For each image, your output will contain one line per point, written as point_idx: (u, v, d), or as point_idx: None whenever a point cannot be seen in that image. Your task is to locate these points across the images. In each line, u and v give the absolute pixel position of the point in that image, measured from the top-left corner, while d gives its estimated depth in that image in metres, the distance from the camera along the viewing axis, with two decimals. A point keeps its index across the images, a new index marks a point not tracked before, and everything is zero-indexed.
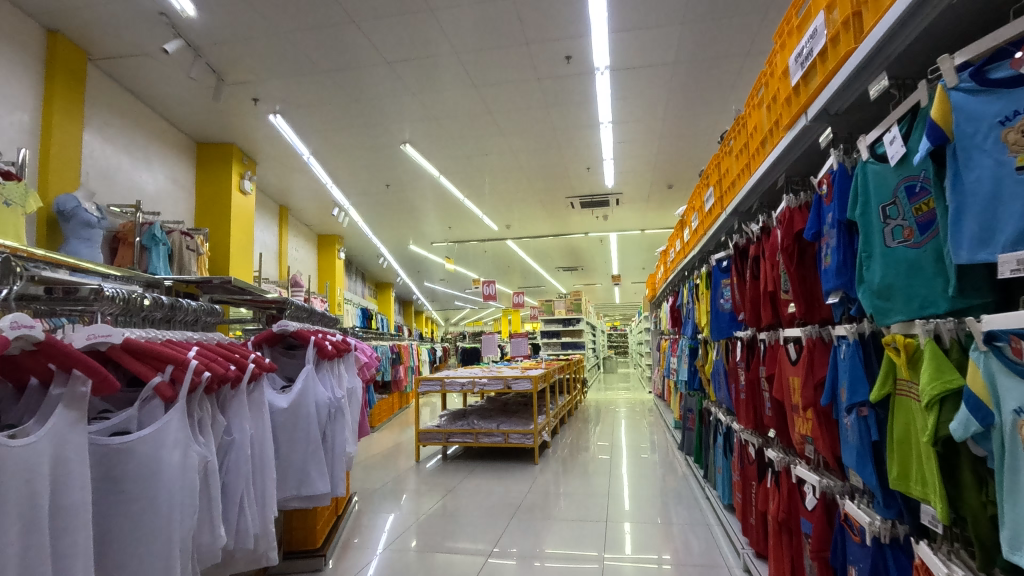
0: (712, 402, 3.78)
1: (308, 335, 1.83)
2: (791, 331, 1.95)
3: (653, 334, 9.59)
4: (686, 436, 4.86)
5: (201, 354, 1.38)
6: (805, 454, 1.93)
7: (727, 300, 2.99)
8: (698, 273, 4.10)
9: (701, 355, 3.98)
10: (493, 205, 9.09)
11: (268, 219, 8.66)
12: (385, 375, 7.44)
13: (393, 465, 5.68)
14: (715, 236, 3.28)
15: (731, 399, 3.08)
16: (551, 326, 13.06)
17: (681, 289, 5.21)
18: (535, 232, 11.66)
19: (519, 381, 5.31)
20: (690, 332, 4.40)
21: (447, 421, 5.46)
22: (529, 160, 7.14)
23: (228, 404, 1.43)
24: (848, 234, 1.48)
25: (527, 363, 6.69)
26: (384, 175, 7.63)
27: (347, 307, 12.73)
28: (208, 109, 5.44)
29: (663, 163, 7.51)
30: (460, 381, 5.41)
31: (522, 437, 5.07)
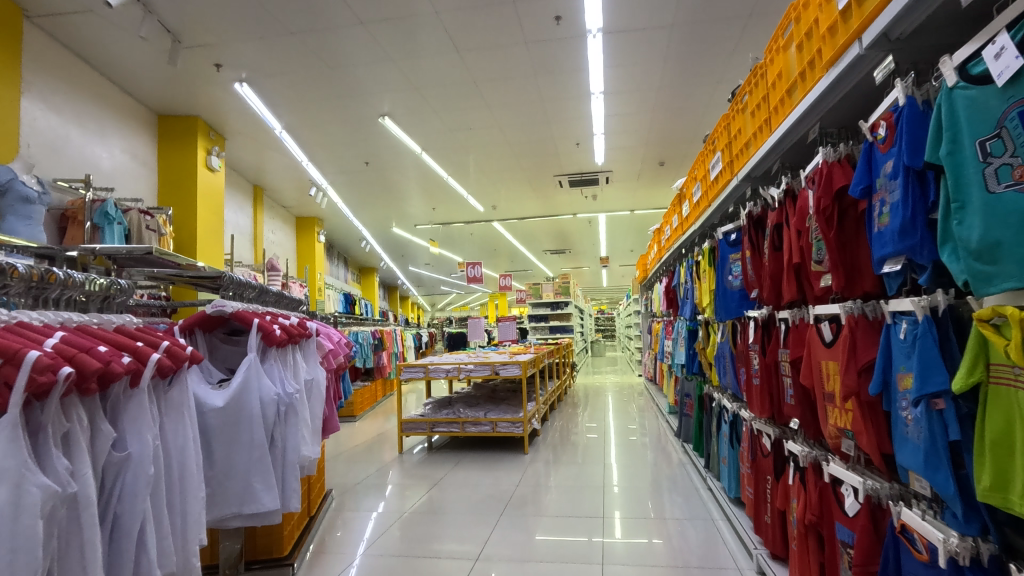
0: (714, 387, 3.53)
1: (251, 317, 1.49)
2: (826, 308, 1.67)
3: (643, 316, 9.37)
4: (683, 422, 4.62)
5: (70, 343, 1.07)
6: (841, 449, 1.67)
7: (736, 276, 2.72)
8: (699, 250, 3.82)
9: (702, 338, 3.73)
10: (478, 184, 8.73)
11: (241, 200, 8.21)
12: (367, 361, 7.12)
13: (375, 456, 5.39)
14: (722, 207, 2.99)
15: (740, 384, 2.83)
16: (539, 310, 12.80)
17: (677, 269, 4.95)
18: (522, 213, 11.32)
19: (508, 367, 5.02)
20: (689, 313, 4.13)
21: (432, 410, 5.17)
22: (515, 134, 6.78)
23: (122, 410, 1.14)
24: (919, 184, 1.18)
25: (515, 348, 6.41)
26: (362, 151, 7.22)
27: (329, 292, 12.31)
28: (167, 77, 5.02)
29: (656, 138, 7.20)
30: (446, 367, 5.11)
31: (512, 426, 4.79)
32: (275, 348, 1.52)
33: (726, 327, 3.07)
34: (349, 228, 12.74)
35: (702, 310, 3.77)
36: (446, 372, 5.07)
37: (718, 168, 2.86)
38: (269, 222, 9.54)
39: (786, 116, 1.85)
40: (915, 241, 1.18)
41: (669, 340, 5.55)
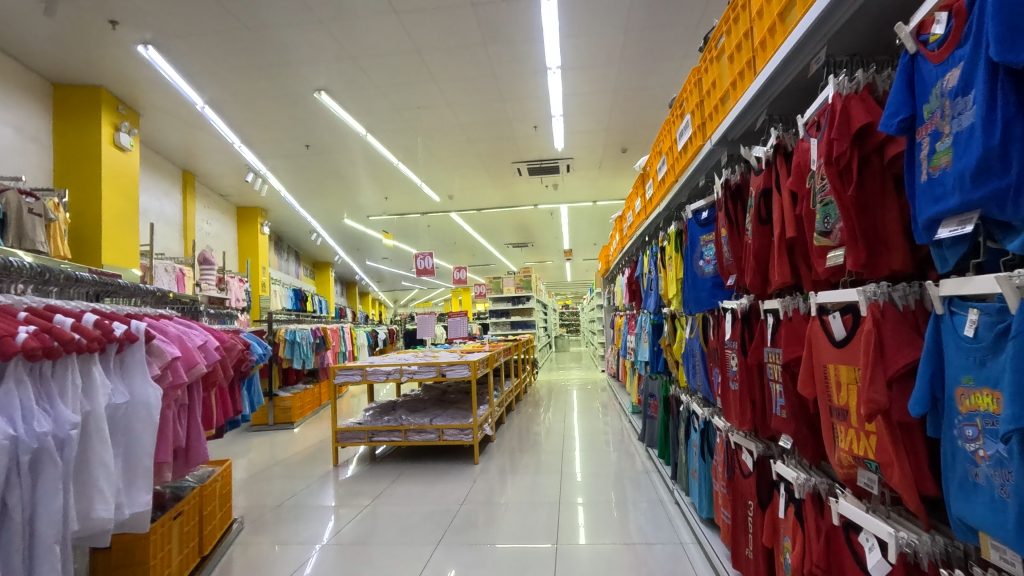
0: (682, 389, 3.14)
1: None
2: (836, 294, 1.25)
3: (606, 310, 9.03)
4: (648, 425, 4.23)
5: None
6: (854, 483, 1.26)
7: (707, 261, 2.32)
8: (663, 236, 3.42)
9: (668, 333, 3.34)
10: (431, 171, 8.18)
11: (166, 185, 7.44)
12: (307, 362, 6.50)
13: (309, 469, 4.83)
14: (691, 180, 2.59)
15: (713, 387, 2.43)
16: (499, 305, 12.33)
17: (640, 258, 4.57)
18: (481, 204, 10.82)
19: (456, 367, 4.53)
20: (653, 306, 3.73)
21: (372, 416, 4.63)
22: (468, 115, 6.29)
23: None
24: (1015, 91, 0.76)
25: (468, 345, 5.92)
26: (300, 132, 6.58)
27: (275, 288, 11.52)
28: (54, 35, 4.33)
29: (617, 122, 6.82)
30: (387, 369, 4.56)
31: (460, 434, 4.30)
32: (24, 370, 1.18)
33: (696, 320, 2.67)
34: (297, 220, 11.98)
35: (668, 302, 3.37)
36: (386, 374, 4.52)
37: (687, 136, 2.44)
38: (204, 212, 8.75)
39: (781, 45, 1.43)
40: (1007, 183, 0.76)
41: (632, 335, 5.17)
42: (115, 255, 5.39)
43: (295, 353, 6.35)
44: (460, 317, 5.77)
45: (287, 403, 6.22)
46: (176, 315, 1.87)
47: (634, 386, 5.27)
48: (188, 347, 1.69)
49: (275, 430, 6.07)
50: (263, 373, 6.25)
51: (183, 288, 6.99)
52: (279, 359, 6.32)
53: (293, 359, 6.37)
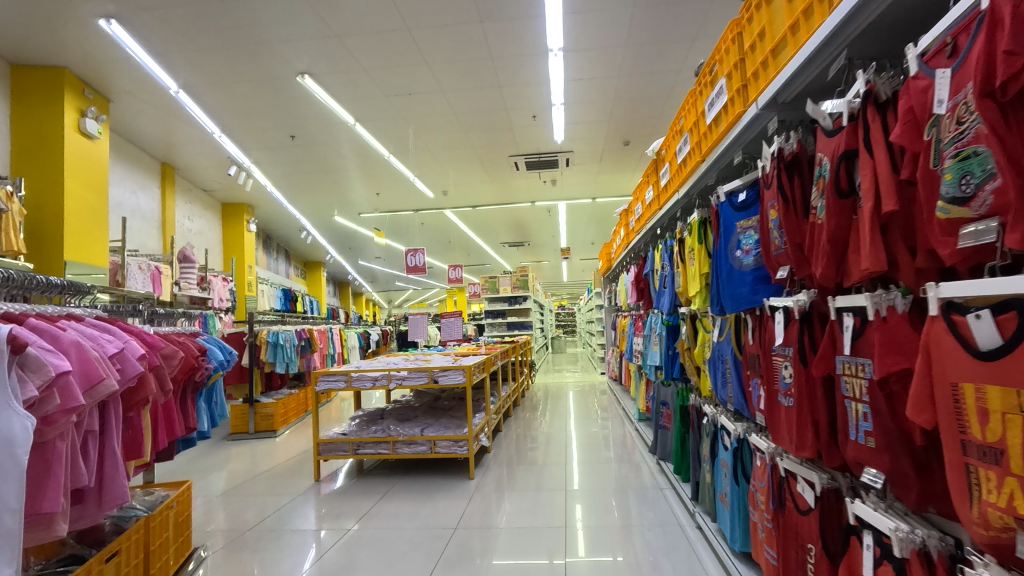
0: (706, 400, 2.77)
1: None
2: (988, 284, 0.89)
3: (607, 311, 8.67)
4: (660, 436, 3.86)
5: None
6: (1005, 551, 0.90)
7: (746, 252, 1.96)
8: (681, 228, 3.06)
9: (689, 336, 2.98)
10: (424, 164, 7.80)
11: (142, 178, 7.01)
12: (291, 365, 6.02)
13: (289, 483, 4.42)
14: (724, 157, 2.22)
15: (751, 400, 2.06)
16: (495, 305, 11.93)
17: (649, 254, 4.22)
18: (476, 200, 10.44)
19: (449, 372, 4.13)
20: (668, 305, 3.38)
21: (358, 426, 4.23)
22: (462, 102, 5.92)
23: None
24: None
25: (464, 348, 5.54)
26: (284, 120, 6.18)
27: (262, 287, 11.09)
28: (6, 6, 3.94)
29: (620, 113, 6.48)
30: (375, 374, 4.17)
31: (454, 446, 3.92)
32: None
33: (728, 321, 2.31)
34: (285, 217, 11.55)
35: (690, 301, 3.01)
36: (374, 380, 4.13)
37: (721, 103, 2.07)
38: (186, 207, 8.33)
39: None
40: None
41: (639, 338, 4.79)
42: (82, 250, 5.00)
43: (278, 356, 5.88)
44: (454, 318, 5.35)
45: (269, 410, 5.80)
46: (84, 318, 1.59)
47: (642, 392, 4.91)
48: (87, 358, 1.39)
49: (256, 439, 5.65)
50: (243, 378, 5.84)
51: (160, 286, 6.57)
52: (261, 362, 5.88)
53: (276, 363, 5.89)
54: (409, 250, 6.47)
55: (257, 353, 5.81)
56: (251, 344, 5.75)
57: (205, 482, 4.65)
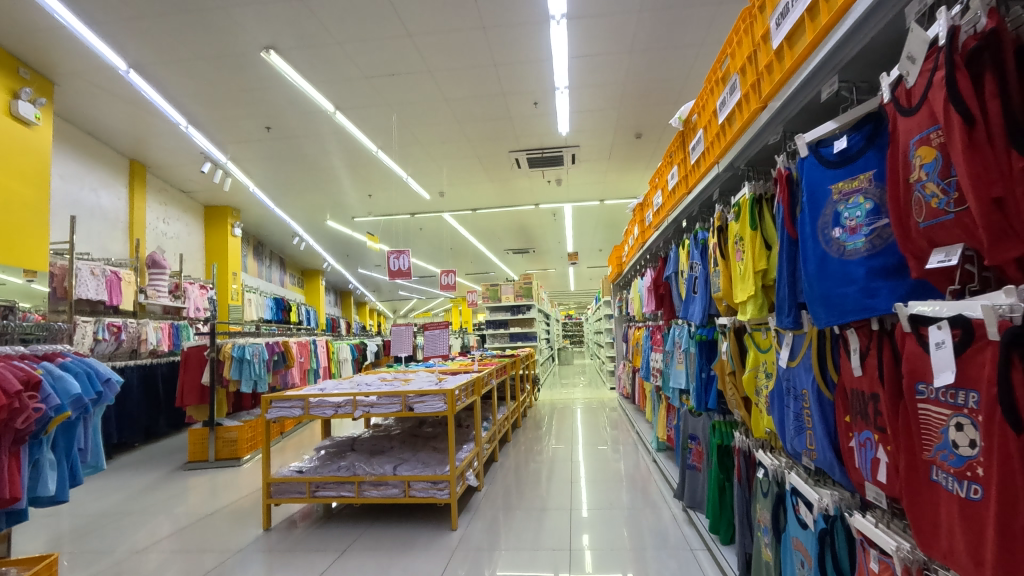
0: (765, 447, 2.02)
1: None
2: None
3: (616, 320, 7.93)
4: (687, 478, 3.11)
5: None
6: None
7: (854, 230, 1.23)
8: (721, 213, 2.33)
9: (734, 356, 2.26)
10: (416, 160, 7.16)
11: (103, 175, 6.41)
12: (259, 384, 5.25)
13: (239, 525, 3.72)
14: (805, 90, 1.49)
15: (858, 466, 1.32)
16: (497, 314, 11.21)
17: (672, 252, 3.49)
18: (476, 203, 9.77)
19: (427, 399, 3.27)
20: (700, 314, 2.65)
21: (321, 461, 3.51)
22: (453, 84, 5.28)
23: None
24: None
25: (455, 366, 4.82)
26: (254, 107, 5.55)
27: (250, 296, 10.45)
28: None
29: (631, 98, 5.81)
30: (338, 399, 3.37)
31: (432, 489, 3.20)
32: None
33: (804, 340, 1.58)
34: (275, 222, 10.94)
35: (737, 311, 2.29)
36: (335, 407, 3.33)
37: (807, 0, 1.35)
38: (160, 208, 7.71)
39: None
40: None
41: (659, 353, 4.06)
42: (15, 252, 4.39)
43: (244, 373, 5.13)
44: (440, 329, 4.38)
45: (232, 435, 5.07)
46: None
47: (661, 418, 4.17)
48: None
49: (217, 468, 4.94)
50: (204, 398, 5.14)
51: (120, 295, 5.96)
52: (225, 380, 5.15)
53: (241, 382, 5.13)
54: (393, 251, 5.74)
55: (221, 370, 5.10)
56: (213, 360, 5.05)
57: (144, 520, 3.95)
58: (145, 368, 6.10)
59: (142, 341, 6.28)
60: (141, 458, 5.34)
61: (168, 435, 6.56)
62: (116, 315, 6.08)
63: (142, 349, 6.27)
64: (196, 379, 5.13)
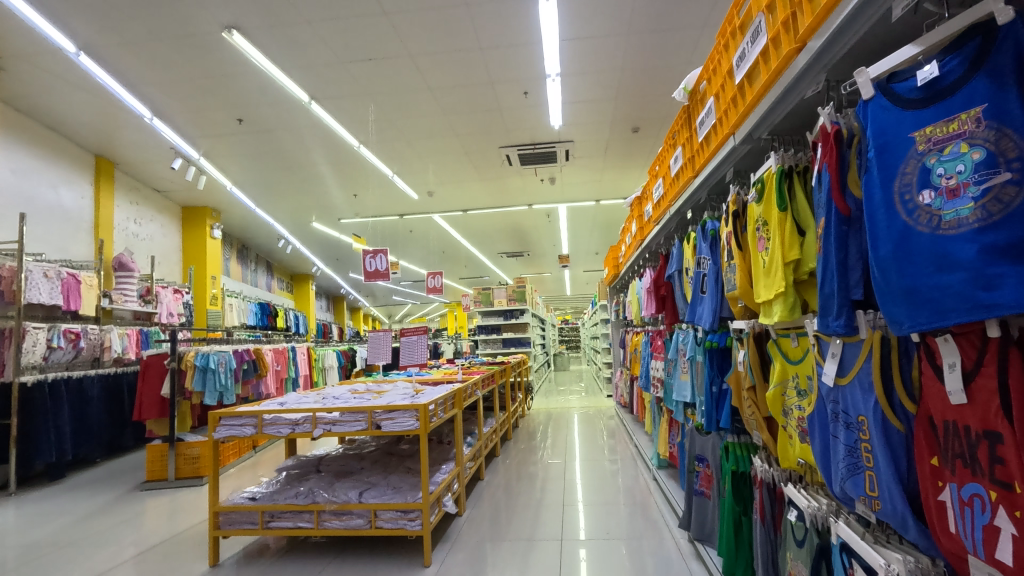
0: (796, 482, 1.64)
1: None
2: None
3: (613, 325, 7.54)
4: (694, 505, 2.69)
5: None
6: None
7: (957, 190, 0.85)
8: (735, 196, 1.95)
9: (754, 369, 1.87)
10: (402, 156, 6.77)
11: (64, 170, 6.01)
12: (225, 396, 4.85)
13: (188, 556, 3.30)
14: (866, 12, 1.11)
15: (956, 530, 0.93)
16: (489, 319, 10.79)
17: (675, 247, 3.11)
18: (467, 203, 9.38)
19: (396, 415, 2.85)
20: (711, 318, 2.26)
21: (279, 485, 3.10)
22: (436, 71, 4.90)
23: None
24: None
25: (438, 378, 4.41)
26: (221, 95, 5.16)
27: (232, 300, 10.03)
28: None
29: (628, 88, 5.44)
30: (295, 415, 2.95)
31: (402, 519, 2.80)
32: None
33: (861, 349, 1.19)
34: (259, 224, 10.53)
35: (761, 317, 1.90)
36: (292, 425, 2.90)
37: None
38: (131, 208, 7.31)
39: None
40: None
41: (660, 361, 3.66)
42: None
43: (207, 384, 4.72)
44: (417, 335, 3.87)
45: (195, 451, 4.65)
46: None
47: (663, 433, 3.77)
48: None
49: (177, 488, 4.51)
50: (164, 412, 4.71)
51: (79, 299, 5.54)
52: (187, 392, 4.75)
53: (204, 394, 4.72)
54: (371, 249, 5.30)
55: (183, 381, 4.70)
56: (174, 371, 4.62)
57: (84, 548, 3.52)
58: (108, 378, 5.65)
59: (106, 348, 5.83)
60: (97, 477, 4.91)
61: (134, 449, 6.12)
62: (75, 321, 5.66)
63: (105, 358, 5.80)
64: (156, 392, 4.69)
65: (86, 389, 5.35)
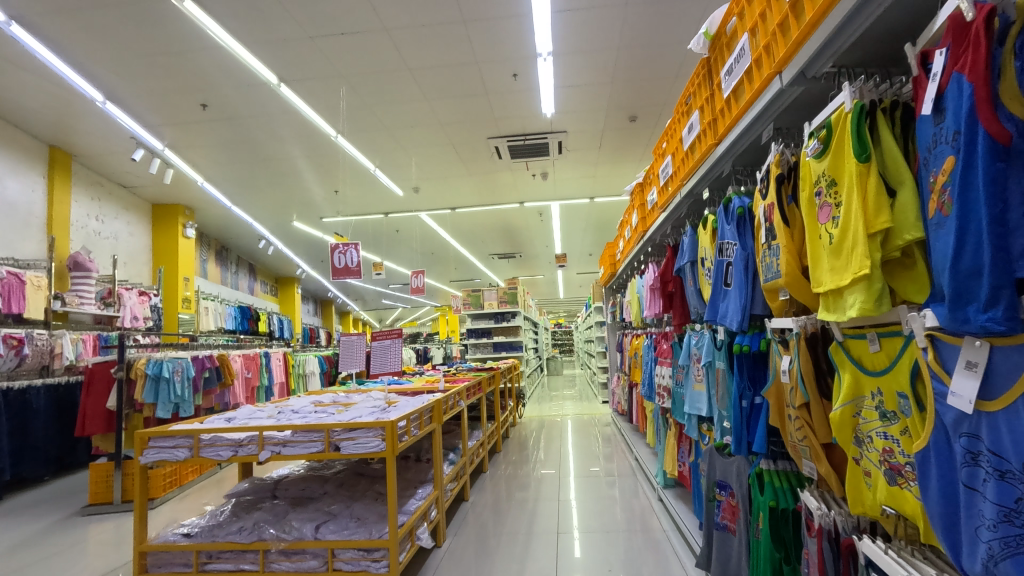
0: (877, 536, 1.20)
1: None
2: None
3: (609, 328, 7.11)
4: (715, 543, 2.21)
5: None
6: None
7: None
8: (778, 155, 1.52)
9: (805, 380, 1.43)
10: (383, 148, 6.32)
11: (12, 161, 5.52)
12: (181, 407, 4.37)
13: None
14: None
15: None
16: (479, 322, 10.33)
17: (685, 236, 2.68)
18: (454, 200, 8.94)
19: (357, 435, 2.39)
20: (740, 317, 1.82)
21: (223, 518, 2.62)
22: (416, 48, 4.46)
23: None
24: None
25: (417, 388, 3.95)
26: (179, 74, 4.70)
27: (208, 303, 9.50)
28: None
29: (625, 70, 5.03)
30: (240, 435, 2.47)
31: (365, 560, 2.34)
32: None
33: None
34: (237, 224, 10.03)
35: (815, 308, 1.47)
36: (234, 446, 2.42)
37: None
38: (92, 205, 6.81)
39: None
40: None
41: (666, 368, 3.24)
42: None
43: (160, 395, 4.24)
44: (391, 338, 3.43)
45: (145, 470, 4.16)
46: None
47: (669, 449, 3.33)
48: None
49: (123, 513, 4.01)
50: (111, 427, 4.22)
51: (24, 301, 5.04)
52: (137, 404, 4.24)
53: (157, 406, 4.21)
54: (341, 243, 4.81)
55: (132, 391, 4.20)
56: (121, 380, 4.13)
57: None
58: (57, 388, 5.15)
59: (56, 355, 5.30)
60: (38, 500, 4.41)
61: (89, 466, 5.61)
62: (21, 326, 5.16)
63: (55, 366, 5.25)
64: (102, 403, 4.20)
65: (30, 402, 4.85)
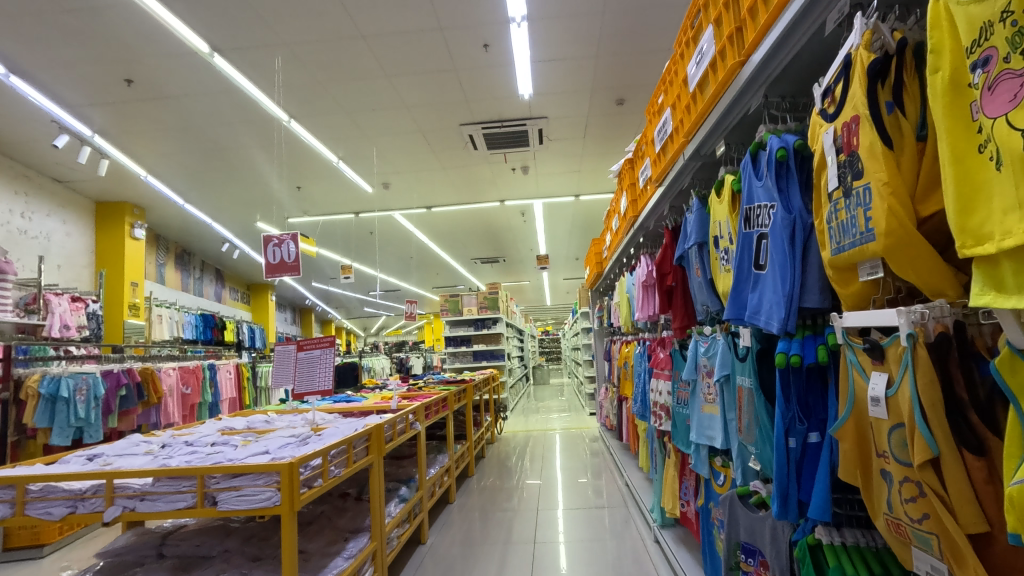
0: None
1: None
2: None
3: (596, 334, 6.48)
4: None
5: None
6: None
7: None
8: (869, 32, 0.89)
9: (930, 418, 0.81)
10: (343, 134, 5.67)
11: None
12: (86, 431, 3.69)
13: None
14: None
15: None
16: (458, 330, 9.66)
17: (690, 213, 2.08)
18: (429, 198, 8.29)
19: (242, 483, 1.71)
20: (784, 314, 1.21)
21: None
22: (368, 10, 3.83)
23: None
24: None
25: (365, 408, 3.29)
26: (92, 40, 4.03)
27: (162, 309, 8.72)
28: None
29: (610, 42, 4.45)
30: (83, 483, 1.77)
31: None
32: None
33: None
34: (195, 225, 9.28)
35: (952, 295, 0.85)
36: (72, 501, 1.72)
37: None
38: (13, 199, 6.13)
39: None
40: None
41: (663, 383, 2.62)
42: None
43: (57, 419, 3.54)
44: (322, 348, 2.74)
45: None
46: None
47: (667, 482, 2.71)
48: None
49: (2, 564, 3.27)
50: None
51: None
52: (29, 430, 3.54)
53: (52, 432, 3.53)
54: (276, 236, 4.16)
55: (20, 416, 3.49)
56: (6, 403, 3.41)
57: None
58: None
59: None
60: None
61: None
62: None
63: None
64: None
65: None
